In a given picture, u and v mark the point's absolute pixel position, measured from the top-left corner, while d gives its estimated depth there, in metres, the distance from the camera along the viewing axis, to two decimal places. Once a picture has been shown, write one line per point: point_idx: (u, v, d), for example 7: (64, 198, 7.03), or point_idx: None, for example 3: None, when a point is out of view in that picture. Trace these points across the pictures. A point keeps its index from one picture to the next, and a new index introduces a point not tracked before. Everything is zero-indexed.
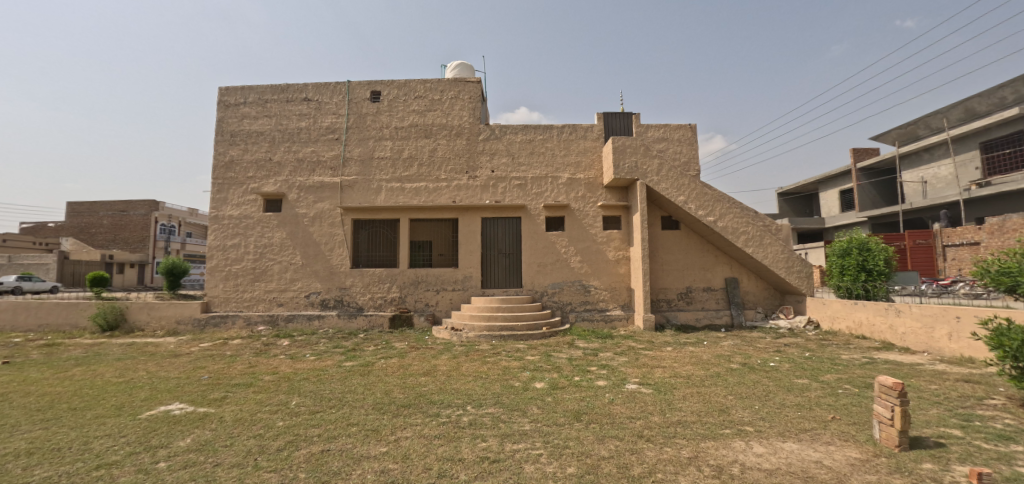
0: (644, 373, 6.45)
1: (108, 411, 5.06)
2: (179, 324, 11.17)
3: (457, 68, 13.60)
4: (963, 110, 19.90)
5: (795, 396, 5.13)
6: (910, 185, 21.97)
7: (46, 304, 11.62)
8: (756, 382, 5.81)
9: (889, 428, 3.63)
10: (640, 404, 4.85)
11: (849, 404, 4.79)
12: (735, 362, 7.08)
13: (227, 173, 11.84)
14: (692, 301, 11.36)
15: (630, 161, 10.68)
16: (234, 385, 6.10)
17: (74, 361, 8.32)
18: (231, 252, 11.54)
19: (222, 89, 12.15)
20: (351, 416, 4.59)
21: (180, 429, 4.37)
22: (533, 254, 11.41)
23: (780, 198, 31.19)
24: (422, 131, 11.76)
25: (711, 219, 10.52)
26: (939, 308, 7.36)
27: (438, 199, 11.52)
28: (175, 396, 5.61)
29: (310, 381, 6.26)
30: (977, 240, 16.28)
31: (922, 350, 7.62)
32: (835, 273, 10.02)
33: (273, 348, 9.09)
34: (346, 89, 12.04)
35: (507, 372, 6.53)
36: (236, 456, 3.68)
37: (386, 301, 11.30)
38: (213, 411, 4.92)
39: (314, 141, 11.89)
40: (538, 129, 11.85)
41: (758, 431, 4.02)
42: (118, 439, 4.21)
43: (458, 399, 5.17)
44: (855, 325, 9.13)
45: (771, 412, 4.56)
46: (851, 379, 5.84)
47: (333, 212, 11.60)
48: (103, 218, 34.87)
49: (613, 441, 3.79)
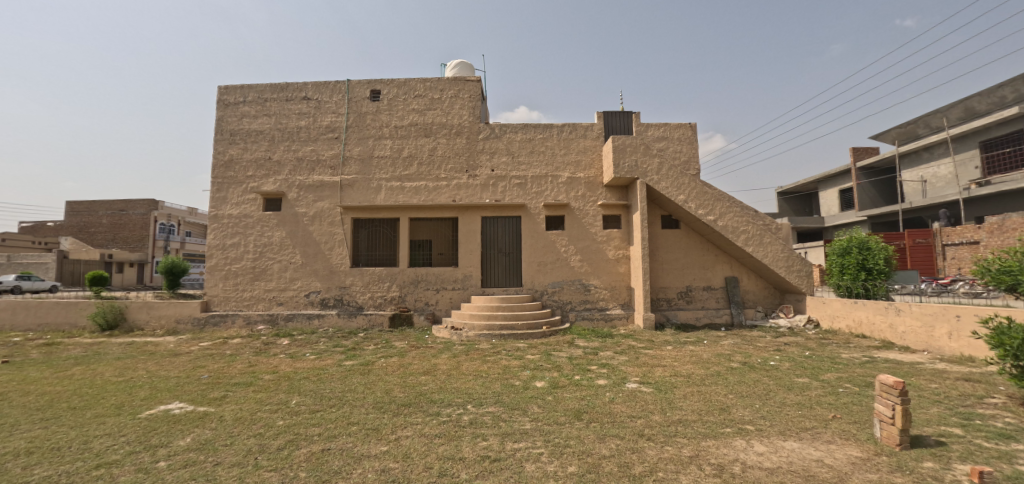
0: (644, 372, 6.45)
1: (107, 410, 5.05)
2: (179, 323, 11.16)
3: (457, 67, 13.57)
4: (963, 109, 19.91)
5: (795, 395, 5.13)
6: (909, 184, 21.99)
7: (46, 303, 11.60)
8: (756, 381, 5.81)
9: (890, 426, 3.63)
10: (641, 403, 4.86)
11: (850, 403, 4.78)
12: (736, 361, 7.08)
13: (227, 172, 11.83)
14: (692, 300, 11.36)
15: (630, 160, 10.67)
16: (234, 385, 6.09)
17: (74, 360, 8.31)
18: (230, 251, 11.53)
19: (221, 88, 12.13)
20: (351, 415, 4.59)
21: (180, 429, 4.36)
22: (534, 253, 11.40)
23: (779, 197, 31.19)
24: (422, 130, 11.75)
25: (711, 218, 10.52)
26: (939, 307, 7.37)
27: (437, 199, 11.50)
28: (175, 395, 5.61)
29: (310, 380, 6.24)
30: (977, 239, 16.29)
31: (922, 349, 7.62)
32: (835, 272, 10.02)
33: (273, 347, 9.08)
34: (346, 88, 12.02)
35: (507, 371, 6.52)
36: (236, 455, 3.68)
37: (386, 300, 11.29)
38: (213, 411, 4.91)
39: (314, 140, 11.87)
40: (537, 128, 11.84)
41: (759, 430, 4.02)
42: (118, 438, 4.20)
43: (459, 397, 5.17)
44: (855, 324, 9.13)
45: (772, 410, 4.56)
46: (851, 378, 5.85)
47: (333, 211, 11.58)
48: (102, 217, 34.83)
49: (614, 439, 3.79)
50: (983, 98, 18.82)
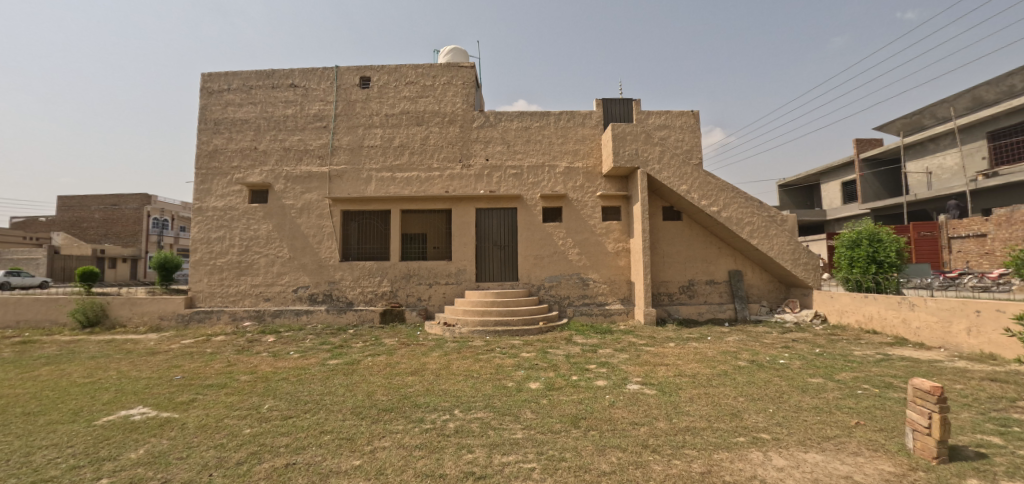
0: (646, 372, 6.03)
1: (62, 417, 4.61)
2: (163, 319, 10.74)
3: (450, 53, 13.03)
4: (970, 99, 19.24)
5: (811, 398, 4.72)
6: (914, 176, 21.60)
7: (25, 300, 11.15)
8: (767, 382, 5.40)
9: (925, 437, 3.26)
10: (644, 408, 4.44)
11: (872, 407, 4.38)
12: (742, 359, 6.68)
13: (211, 162, 11.34)
14: (694, 294, 10.96)
15: (631, 149, 10.22)
16: (205, 387, 5.65)
17: (44, 360, 7.87)
18: (215, 245, 11.06)
19: (205, 75, 11.62)
20: (324, 422, 4.16)
21: (134, 438, 3.92)
22: (530, 247, 10.96)
23: (782, 191, 30.90)
24: (414, 119, 11.27)
25: (714, 209, 10.10)
26: (957, 301, 6.99)
27: (429, 190, 11.06)
28: (140, 399, 5.17)
29: (289, 382, 5.80)
30: (984, 232, 15.91)
31: (937, 346, 7.27)
32: (843, 265, 9.54)
33: (256, 345, 8.62)
34: (334, 75, 11.52)
35: (500, 371, 6.09)
36: (188, 471, 3.26)
37: (376, 295, 10.87)
38: (176, 417, 4.49)
39: (301, 129, 11.39)
40: (534, 116, 11.37)
41: (776, 440, 3.62)
42: (64, 450, 3.77)
43: (446, 401, 4.75)
44: (865, 319, 8.76)
45: (788, 416, 4.15)
46: (869, 379, 5.45)
47: (322, 203, 11.12)
48: (95, 212, 34.48)
49: (615, 452, 3.38)
50: (992, 87, 18.24)
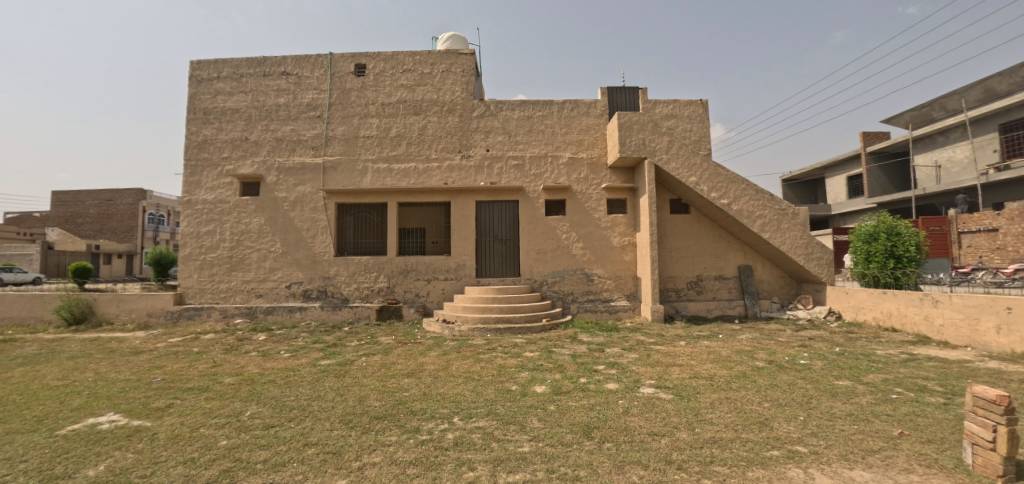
0: (659, 373, 5.64)
1: (23, 426, 4.19)
2: (151, 317, 10.33)
3: (449, 40, 12.55)
4: (982, 90, 18.73)
5: (843, 403, 4.32)
6: (924, 170, 21.09)
7: (8, 296, 10.73)
8: (790, 385, 4.99)
9: (988, 453, 2.86)
10: (661, 415, 4.03)
11: (912, 414, 3.98)
12: (760, 359, 6.28)
13: (201, 153, 10.88)
14: (702, 290, 10.56)
15: (637, 138, 9.79)
16: (186, 390, 5.26)
17: (21, 360, 7.42)
18: (205, 239, 10.63)
19: (193, 63, 11.13)
20: (309, 433, 3.76)
21: (96, 452, 3.52)
22: (532, 241, 10.55)
23: (782, 185, 30.35)
24: (411, 108, 10.82)
25: (724, 202, 9.68)
26: (985, 297, 6.59)
27: (427, 182, 10.63)
28: (112, 405, 4.75)
29: (276, 385, 5.43)
30: (995, 226, 15.49)
31: (964, 345, 6.88)
32: (860, 260, 9.13)
33: (245, 344, 8.21)
34: (328, 62, 11.05)
35: (502, 372, 5.70)
36: None
37: (373, 291, 10.45)
38: (148, 426, 4.08)
39: (294, 119, 10.93)
40: (536, 105, 10.92)
41: (815, 454, 3.22)
42: (16, 465, 3.36)
43: (445, 408, 4.34)
44: (883, 316, 8.36)
45: (822, 425, 3.75)
46: (900, 381, 5.06)
47: (315, 195, 10.69)
48: (89, 207, 33.85)
49: (636, 469, 2.98)
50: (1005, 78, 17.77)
